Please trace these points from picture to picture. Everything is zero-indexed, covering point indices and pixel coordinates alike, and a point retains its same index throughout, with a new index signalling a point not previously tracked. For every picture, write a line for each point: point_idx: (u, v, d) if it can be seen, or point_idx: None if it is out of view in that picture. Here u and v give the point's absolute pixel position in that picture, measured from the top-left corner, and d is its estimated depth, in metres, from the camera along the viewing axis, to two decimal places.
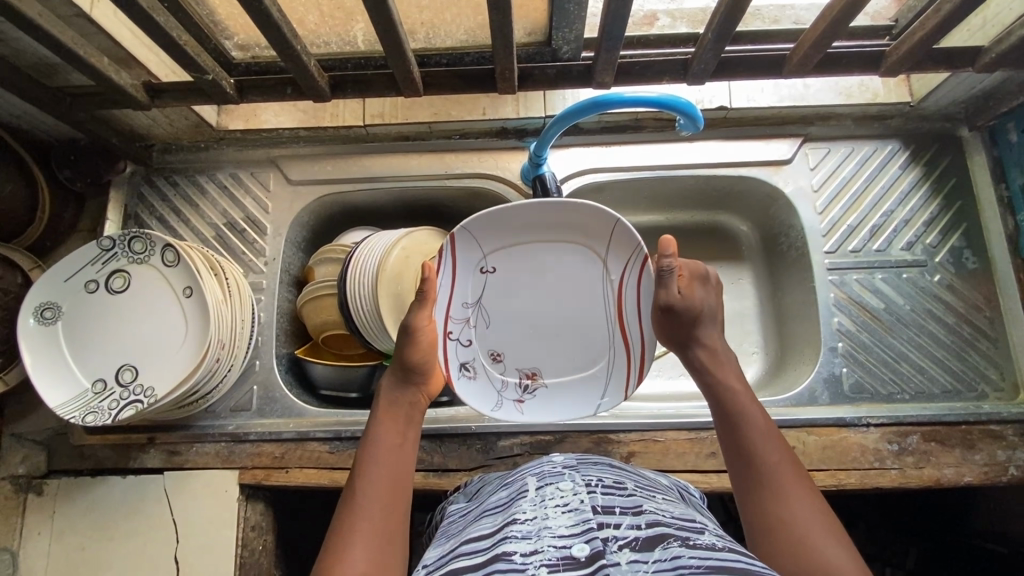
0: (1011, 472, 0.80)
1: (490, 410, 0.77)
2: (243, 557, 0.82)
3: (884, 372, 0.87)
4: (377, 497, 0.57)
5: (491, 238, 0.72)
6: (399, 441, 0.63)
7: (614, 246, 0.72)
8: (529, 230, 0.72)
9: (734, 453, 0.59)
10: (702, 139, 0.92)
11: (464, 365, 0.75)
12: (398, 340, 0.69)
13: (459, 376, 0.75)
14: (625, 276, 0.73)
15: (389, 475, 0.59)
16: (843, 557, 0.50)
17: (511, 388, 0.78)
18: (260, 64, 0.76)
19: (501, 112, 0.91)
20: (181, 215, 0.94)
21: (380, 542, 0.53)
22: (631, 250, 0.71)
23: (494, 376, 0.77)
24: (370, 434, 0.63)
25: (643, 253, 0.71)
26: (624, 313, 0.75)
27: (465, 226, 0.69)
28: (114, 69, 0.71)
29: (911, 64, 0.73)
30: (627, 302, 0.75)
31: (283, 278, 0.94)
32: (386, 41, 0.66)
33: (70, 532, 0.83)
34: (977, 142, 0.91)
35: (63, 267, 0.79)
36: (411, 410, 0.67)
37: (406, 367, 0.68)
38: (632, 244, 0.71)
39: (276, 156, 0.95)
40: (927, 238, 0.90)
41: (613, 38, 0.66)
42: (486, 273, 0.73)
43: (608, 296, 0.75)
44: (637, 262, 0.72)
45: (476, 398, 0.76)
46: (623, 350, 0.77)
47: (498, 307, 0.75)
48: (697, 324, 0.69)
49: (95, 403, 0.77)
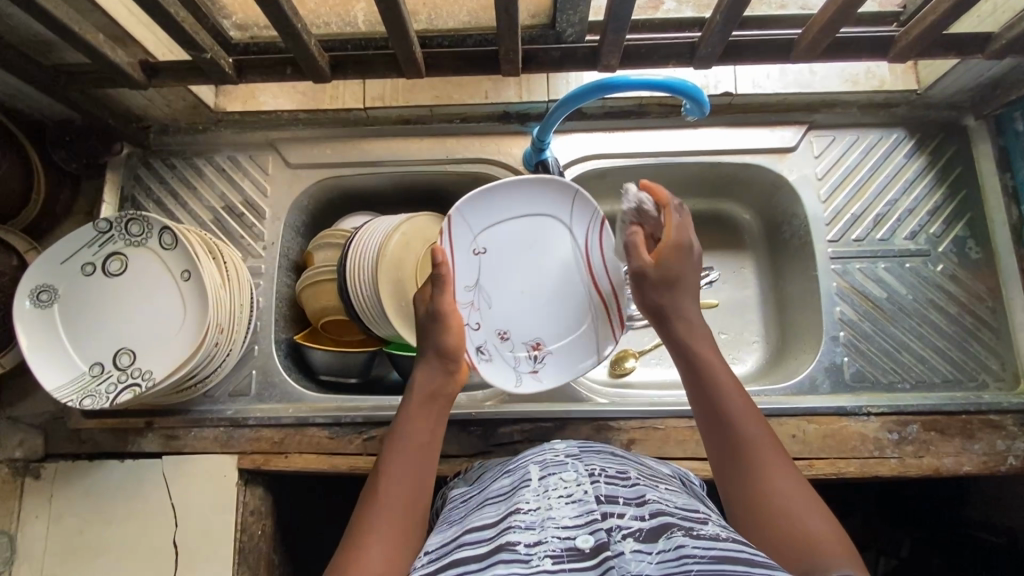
0: (1011, 462, 0.80)
1: (515, 387, 0.79)
2: (241, 543, 0.82)
3: (885, 362, 0.87)
4: (398, 496, 0.56)
5: (478, 219, 0.77)
6: (428, 438, 0.62)
7: (577, 213, 0.81)
8: (506, 208, 0.79)
9: (712, 428, 0.60)
10: (706, 125, 0.91)
11: (480, 349, 0.78)
12: (431, 327, 0.69)
13: (478, 360, 0.77)
14: (589, 237, 0.82)
15: (411, 475, 0.58)
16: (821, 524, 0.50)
17: (523, 361, 0.82)
18: (258, 44, 0.74)
19: (503, 96, 0.90)
20: (178, 197, 0.93)
21: (397, 543, 0.53)
22: (590, 211, 0.80)
23: (506, 354, 0.80)
24: (399, 426, 0.62)
25: (600, 216, 0.80)
26: (596, 273, 0.83)
27: (459, 208, 0.75)
28: (110, 47, 0.69)
29: (921, 49, 0.72)
30: (597, 262, 0.82)
31: (282, 262, 0.93)
32: (388, 20, 0.64)
33: (67, 516, 0.83)
34: (983, 131, 0.90)
35: (59, 250, 0.78)
36: (440, 404, 0.65)
37: (443, 355, 0.68)
38: (589, 207, 0.80)
39: (275, 139, 0.94)
40: (930, 227, 0.90)
41: (618, 20, 0.65)
42: (478, 255, 0.79)
43: (581, 262, 0.82)
44: (597, 224, 0.81)
45: (497, 377, 0.78)
46: (605, 309, 0.83)
47: (494, 285, 0.80)
48: (674, 290, 0.69)
49: (92, 387, 0.77)
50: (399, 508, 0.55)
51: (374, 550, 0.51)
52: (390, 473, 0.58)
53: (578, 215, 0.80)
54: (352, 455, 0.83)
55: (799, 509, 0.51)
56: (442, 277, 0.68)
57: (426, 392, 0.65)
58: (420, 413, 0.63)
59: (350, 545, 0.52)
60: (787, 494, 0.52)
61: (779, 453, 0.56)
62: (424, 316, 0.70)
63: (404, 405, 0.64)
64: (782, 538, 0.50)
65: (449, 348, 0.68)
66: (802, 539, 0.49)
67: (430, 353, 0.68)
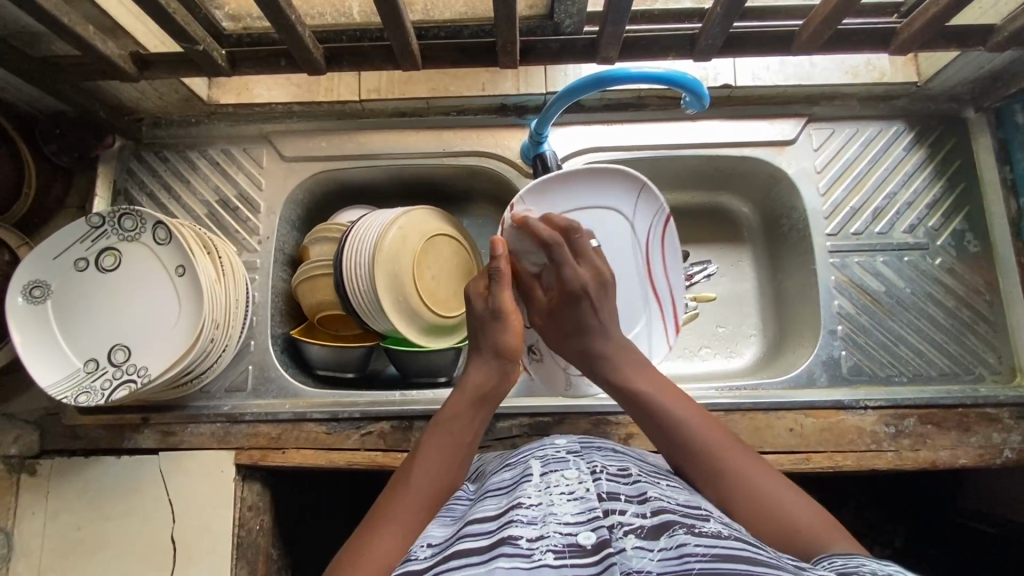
0: (1006, 455, 0.80)
1: (563, 391, 0.86)
2: (240, 537, 0.82)
3: (883, 356, 0.87)
4: (425, 489, 0.57)
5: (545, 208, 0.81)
6: (466, 441, 0.63)
7: (641, 205, 0.83)
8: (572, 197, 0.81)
9: (676, 451, 0.59)
10: (706, 118, 0.90)
11: (532, 348, 0.86)
12: (489, 322, 0.70)
13: (528, 361, 0.86)
14: (649, 231, 0.84)
15: (440, 475, 0.59)
16: (807, 507, 0.53)
17: (575, 362, 0.85)
18: (252, 35, 0.73)
19: (500, 88, 0.89)
20: (171, 191, 0.92)
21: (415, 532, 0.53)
22: (655, 207, 0.83)
23: (556, 354, 0.85)
24: (442, 419, 0.64)
25: (665, 212, 0.83)
26: (653, 270, 0.85)
27: (522, 197, 0.79)
28: (101, 39, 0.68)
29: (923, 41, 0.71)
30: (654, 261, 0.85)
31: (278, 257, 0.92)
32: (384, 12, 0.63)
33: (64, 512, 0.82)
34: (983, 122, 0.90)
35: (51, 245, 0.77)
36: (486, 407, 0.66)
37: (499, 351, 0.69)
38: (655, 201, 0.82)
39: (269, 132, 0.93)
40: (928, 221, 0.90)
41: (619, 11, 0.64)
42: None
43: (642, 252, 0.84)
44: (661, 219, 0.83)
45: (547, 380, 0.86)
46: (659, 308, 0.86)
47: None
48: (585, 334, 0.70)
49: (87, 383, 0.76)
50: (427, 502, 0.56)
51: (392, 535, 0.52)
52: (423, 465, 0.59)
53: (642, 208, 0.83)
54: (351, 451, 0.83)
55: (783, 496, 0.53)
56: (498, 273, 0.71)
57: (475, 392, 0.66)
58: (462, 410, 0.65)
59: (373, 525, 0.53)
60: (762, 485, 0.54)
61: (752, 457, 0.57)
62: (483, 314, 0.70)
63: (450, 403, 0.66)
64: (789, 534, 0.51)
65: (507, 345, 0.69)
66: (788, 524, 0.51)
67: (487, 351, 0.69)
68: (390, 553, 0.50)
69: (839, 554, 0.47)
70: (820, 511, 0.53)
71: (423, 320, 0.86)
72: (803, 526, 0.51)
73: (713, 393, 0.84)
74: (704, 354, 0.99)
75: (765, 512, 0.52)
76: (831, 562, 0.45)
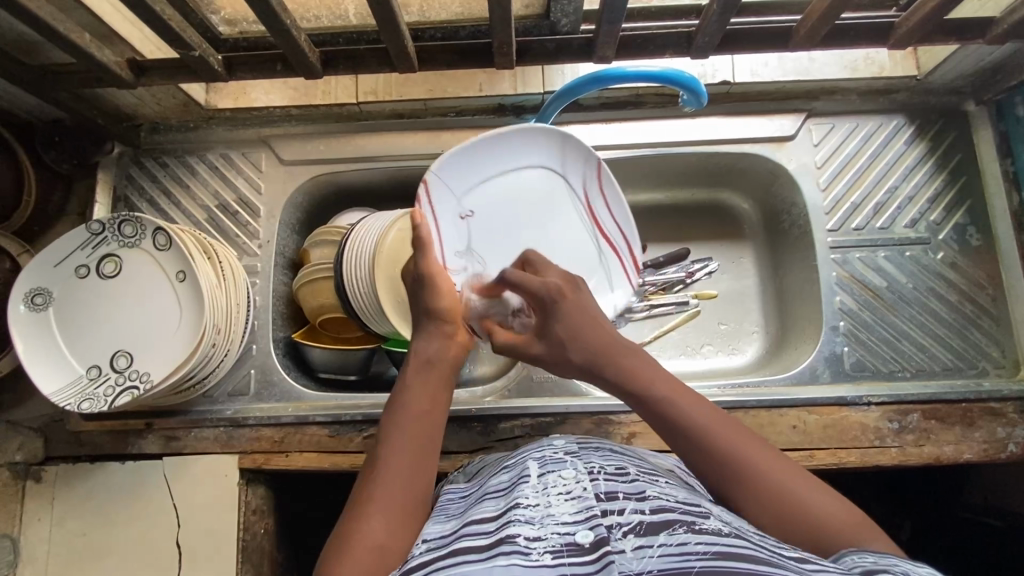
0: (1011, 449, 0.80)
1: None
2: (245, 541, 0.82)
3: (885, 351, 0.86)
4: (401, 465, 0.55)
5: (462, 182, 0.74)
6: (429, 407, 0.61)
7: (566, 156, 0.80)
8: (494, 162, 0.76)
9: (685, 447, 0.56)
10: (704, 115, 0.90)
11: None
12: (416, 289, 0.69)
13: None
14: (582, 179, 0.83)
15: (413, 448, 0.57)
16: (825, 492, 0.51)
17: None
18: (248, 39, 0.73)
19: (498, 88, 0.89)
20: (171, 196, 0.92)
21: (402, 512, 0.53)
22: (583, 155, 0.81)
23: None
24: (400, 392, 0.62)
25: (596, 159, 0.81)
26: (596, 212, 0.85)
27: (438, 173, 0.70)
28: (97, 47, 0.68)
29: (921, 35, 0.71)
30: (593, 205, 0.84)
31: (278, 260, 0.92)
32: (379, 15, 0.63)
33: (69, 518, 0.83)
34: (983, 116, 0.89)
35: (51, 252, 0.78)
36: (442, 372, 0.64)
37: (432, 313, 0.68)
38: (583, 149, 0.80)
39: (267, 136, 0.93)
40: (930, 215, 0.89)
41: (615, 10, 0.64)
42: (466, 218, 0.75)
43: (580, 202, 0.84)
44: (593, 166, 0.82)
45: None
46: (609, 247, 0.87)
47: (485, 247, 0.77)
48: (579, 335, 0.63)
49: (90, 390, 0.76)
50: (407, 477, 0.55)
51: (377, 519, 0.51)
52: (392, 442, 0.57)
53: (570, 159, 0.81)
54: (354, 453, 0.83)
55: (797, 486, 0.51)
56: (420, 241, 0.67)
57: (423, 359, 0.64)
58: (421, 381, 0.62)
59: (356, 513, 0.52)
60: (783, 484, 0.52)
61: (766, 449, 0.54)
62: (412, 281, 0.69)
63: (405, 377, 0.63)
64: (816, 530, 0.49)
65: (440, 309, 0.67)
66: (813, 522, 0.50)
67: (422, 315, 0.68)
68: (378, 540, 0.49)
69: (869, 550, 0.46)
70: (838, 496, 0.52)
71: None
72: (821, 513, 0.50)
73: (716, 391, 0.84)
74: (706, 351, 0.98)
75: (791, 512, 0.50)
76: (861, 558, 0.45)
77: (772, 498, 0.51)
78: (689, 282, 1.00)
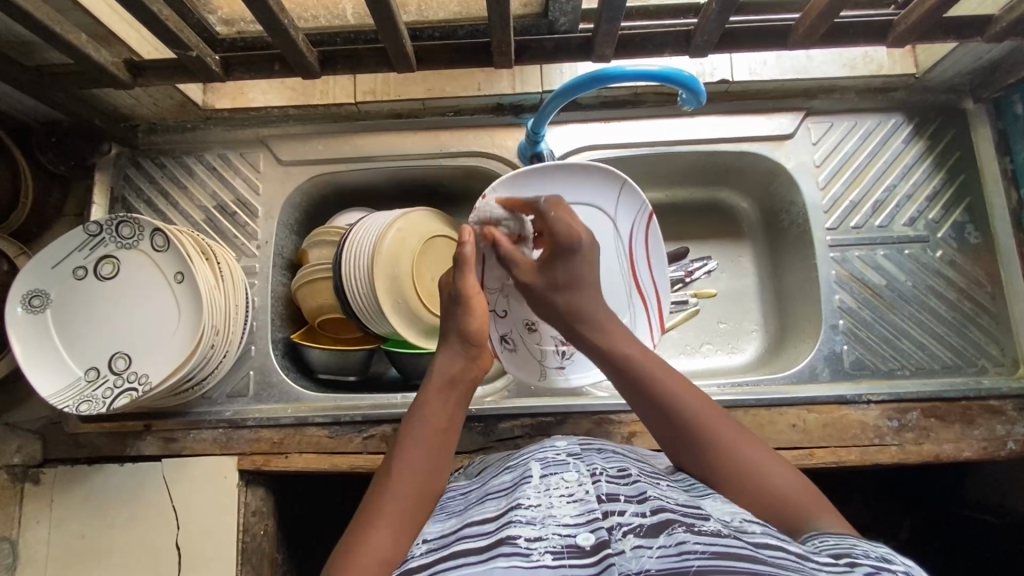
0: (1010, 446, 0.80)
1: (538, 380, 0.85)
2: (245, 543, 0.82)
3: (885, 349, 0.86)
4: (412, 481, 0.55)
5: (522, 200, 0.78)
6: (444, 426, 0.60)
7: (621, 203, 0.81)
8: (551, 190, 0.79)
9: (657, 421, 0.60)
10: (703, 114, 0.90)
11: (504, 339, 0.83)
12: (451, 309, 0.67)
13: (499, 348, 0.83)
14: (631, 228, 0.82)
15: (424, 464, 0.57)
16: (789, 474, 0.55)
17: (552, 356, 0.84)
18: (245, 39, 0.73)
19: (497, 88, 0.89)
20: (169, 197, 0.92)
21: (410, 526, 0.53)
22: (637, 204, 0.81)
23: (531, 346, 0.83)
24: (416, 407, 0.61)
25: (648, 210, 0.81)
26: (636, 266, 0.84)
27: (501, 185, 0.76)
28: (93, 47, 0.68)
29: (921, 32, 0.70)
30: (637, 257, 0.84)
31: (276, 261, 0.92)
32: (377, 14, 0.63)
33: (67, 521, 0.82)
34: (982, 114, 0.90)
35: (49, 254, 0.77)
36: (460, 391, 0.63)
37: (466, 337, 0.65)
38: (636, 198, 0.80)
39: (265, 136, 0.92)
40: (929, 213, 0.89)
41: (614, 8, 0.64)
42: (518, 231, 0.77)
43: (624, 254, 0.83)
44: (643, 216, 0.81)
45: (521, 369, 0.84)
46: (642, 302, 0.85)
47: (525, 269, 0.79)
48: (574, 287, 0.67)
49: (89, 392, 0.76)
50: (418, 493, 0.55)
51: (385, 531, 0.51)
52: (405, 458, 0.57)
53: (624, 205, 0.81)
54: (354, 454, 0.83)
55: (763, 462, 0.55)
56: (463, 258, 0.67)
57: (446, 377, 0.63)
58: (438, 398, 0.62)
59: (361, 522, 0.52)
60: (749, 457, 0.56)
61: (732, 424, 0.58)
62: (447, 300, 0.68)
63: (423, 390, 0.63)
64: (772, 502, 0.53)
65: (475, 331, 0.65)
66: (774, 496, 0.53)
67: (451, 335, 0.66)
68: (386, 552, 0.49)
69: (829, 534, 0.48)
70: (800, 477, 0.55)
71: (422, 321, 0.86)
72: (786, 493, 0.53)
73: (716, 390, 0.84)
74: (705, 350, 0.98)
75: (757, 488, 0.54)
76: (824, 542, 0.46)
77: (735, 470, 0.55)
78: (689, 281, 0.99)
